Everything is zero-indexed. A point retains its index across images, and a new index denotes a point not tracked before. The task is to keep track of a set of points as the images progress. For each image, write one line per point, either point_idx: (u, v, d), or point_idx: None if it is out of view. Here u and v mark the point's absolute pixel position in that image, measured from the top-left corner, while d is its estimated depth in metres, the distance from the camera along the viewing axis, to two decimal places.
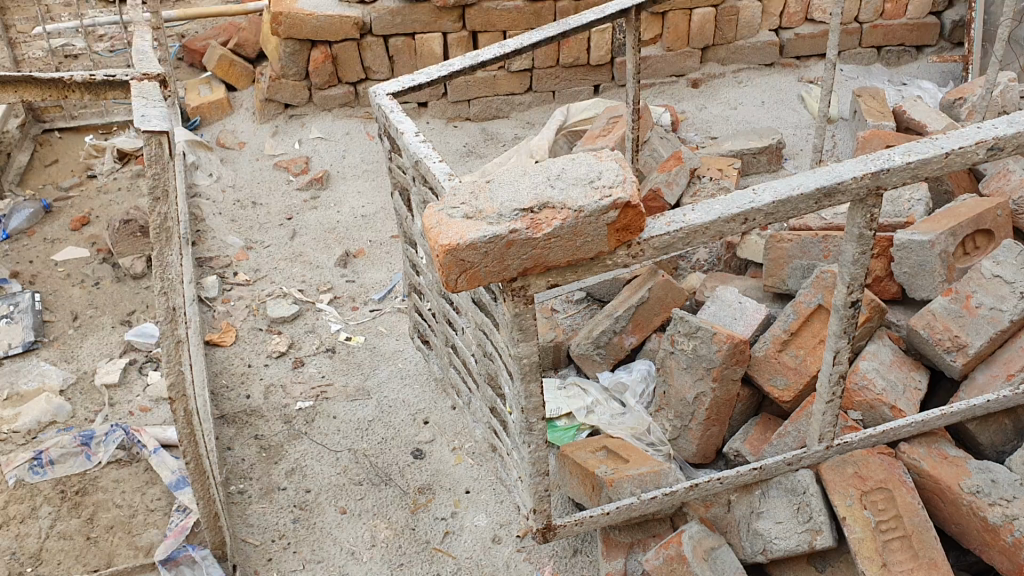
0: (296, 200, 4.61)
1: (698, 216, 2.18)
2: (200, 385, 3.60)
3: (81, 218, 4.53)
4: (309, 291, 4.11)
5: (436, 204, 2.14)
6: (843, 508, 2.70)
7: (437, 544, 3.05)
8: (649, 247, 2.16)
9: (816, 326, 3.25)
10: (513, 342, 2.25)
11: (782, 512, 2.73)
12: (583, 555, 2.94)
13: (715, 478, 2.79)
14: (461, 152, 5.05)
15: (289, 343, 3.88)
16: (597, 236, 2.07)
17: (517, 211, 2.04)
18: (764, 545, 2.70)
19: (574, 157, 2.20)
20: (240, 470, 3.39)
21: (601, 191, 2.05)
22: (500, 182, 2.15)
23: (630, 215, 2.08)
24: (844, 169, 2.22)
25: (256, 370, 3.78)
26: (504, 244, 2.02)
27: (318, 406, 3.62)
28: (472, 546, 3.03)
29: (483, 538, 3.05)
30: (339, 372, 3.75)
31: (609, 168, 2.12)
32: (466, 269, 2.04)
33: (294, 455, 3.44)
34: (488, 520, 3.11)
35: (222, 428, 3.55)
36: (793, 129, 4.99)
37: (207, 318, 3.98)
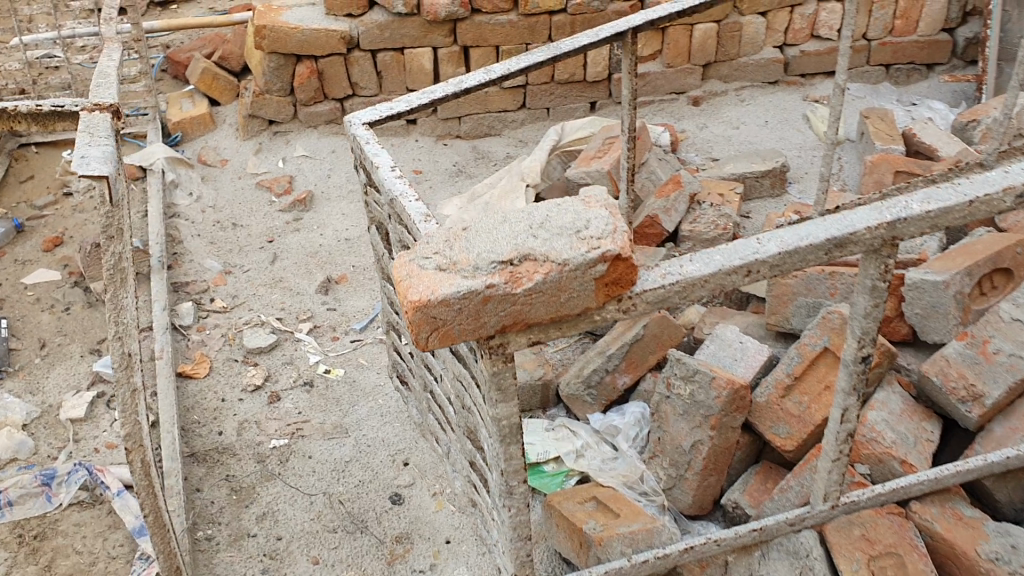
0: (277, 222, 4.43)
1: (696, 269, 1.98)
2: (169, 422, 3.40)
3: (54, 239, 4.34)
4: (288, 319, 3.93)
5: (406, 251, 1.94)
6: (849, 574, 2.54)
7: None
8: (641, 302, 1.96)
9: (821, 370, 3.07)
10: (491, 402, 2.06)
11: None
12: None
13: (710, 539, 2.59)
14: (451, 172, 4.86)
15: (266, 375, 3.69)
16: (583, 291, 1.87)
17: (494, 263, 1.84)
18: None
19: (561, 201, 2.00)
20: (208, 515, 3.19)
21: (588, 242, 1.86)
22: (477, 227, 1.96)
23: (621, 268, 1.88)
24: (857, 217, 2.03)
25: (230, 406, 3.58)
26: (479, 300, 1.83)
27: (293, 444, 3.43)
28: None
29: None
30: (316, 408, 3.56)
31: (599, 214, 1.93)
32: (437, 326, 1.85)
33: (266, 498, 3.24)
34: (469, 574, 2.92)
35: (192, 468, 3.36)
36: (798, 150, 4.79)
37: (181, 347, 3.81)
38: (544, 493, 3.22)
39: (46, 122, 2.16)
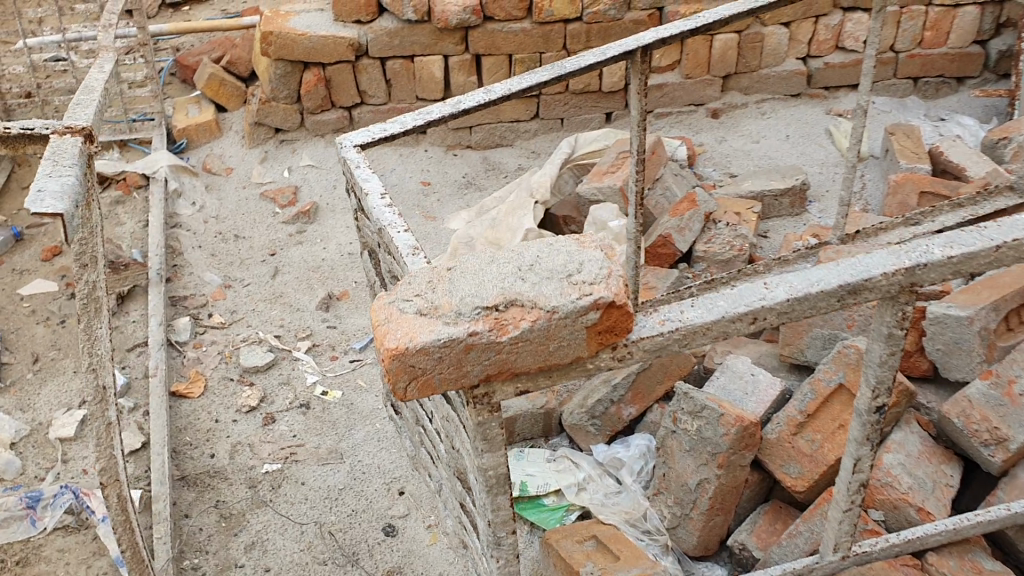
0: (280, 234, 4.35)
1: (697, 315, 1.85)
2: (159, 443, 3.30)
3: (53, 248, 4.26)
4: (286, 337, 3.83)
5: (386, 292, 1.81)
6: None
7: None
8: (638, 350, 1.83)
9: (836, 408, 2.94)
10: (476, 452, 1.93)
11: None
12: None
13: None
14: (460, 183, 4.74)
15: (261, 396, 3.58)
16: (573, 340, 1.74)
17: (478, 309, 1.72)
18: None
19: (553, 241, 1.87)
20: (195, 543, 3.09)
21: (579, 287, 1.73)
22: (463, 268, 1.83)
23: (615, 316, 1.75)
24: (873, 262, 1.88)
25: (223, 427, 3.48)
26: (461, 348, 1.70)
27: (287, 469, 3.32)
28: None
29: None
30: (312, 431, 3.45)
31: (592, 256, 1.80)
32: (416, 376, 1.72)
33: (255, 526, 3.13)
34: None
35: (182, 492, 3.26)
36: (819, 167, 4.62)
37: (176, 364, 3.71)
38: (543, 527, 3.09)
39: (16, 146, 2.07)
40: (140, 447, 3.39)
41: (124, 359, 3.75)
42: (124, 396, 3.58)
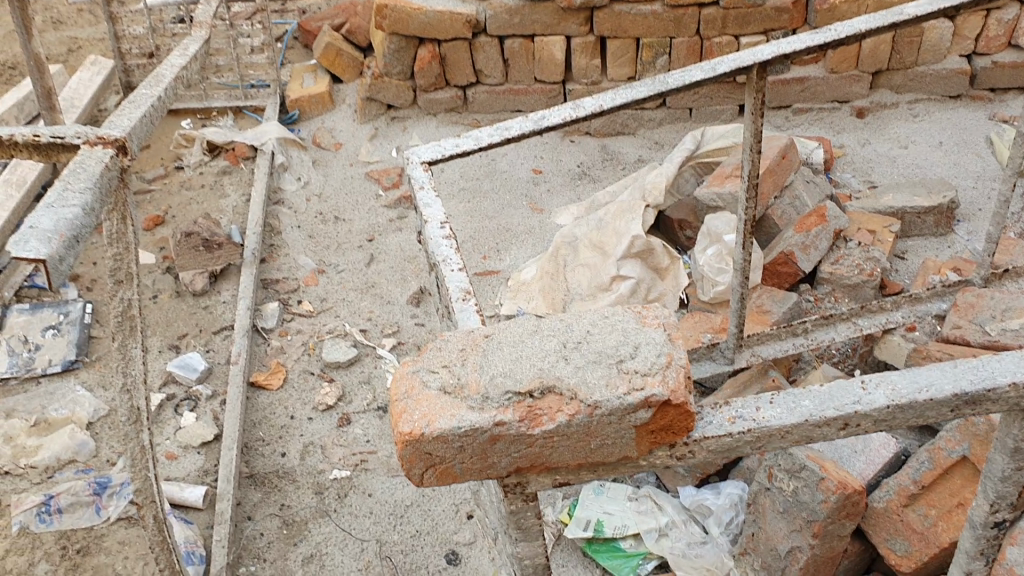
0: (380, 218, 4.27)
1: (776, 415, 1.55)
2: (229, 437, 3.21)
3: (155, 218, 4.27)
4: (372, 332, 3.69)
5: (411, 356, 1.59)
6: None
7: None
8: (701, 449, 1.55)
9: (956, 482, 2.55)
10: (511, 539, 1.70)
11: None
12: None
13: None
14: (574, 173, 4.47)
15: (338, 394, 3.44)
16: (619, 438, 1.48)
17: (509, 394, 1.47)
18: None
19: (611, 312, 1.60)
20: (254, 548, 2.98)
21: (629, 378, 1.46)
22: (503, 334, 1.58)
23: (671, 414, 1.47)
24: (1002, 365, 1.56)
25: (297, 424, 3.36)
26: (486, 438, 1.46)
27: (355, 477, 3.17)
28: None
29: None
30: (385, 437, 3.30)
31: (651, 335, 1.53)
32: (434, 463, 1.49)
33: (317, 537, 3.00)
34: None
35: (248, 491, 3.15)
36: (974, 180, 4.14)
37: (260, 351, 3.63)
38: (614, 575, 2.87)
39: (48, 154, 1.97)
40: (213, 438, 3.32)
41: (209, 340, 3.70)
42: (202, 382, 3.52)
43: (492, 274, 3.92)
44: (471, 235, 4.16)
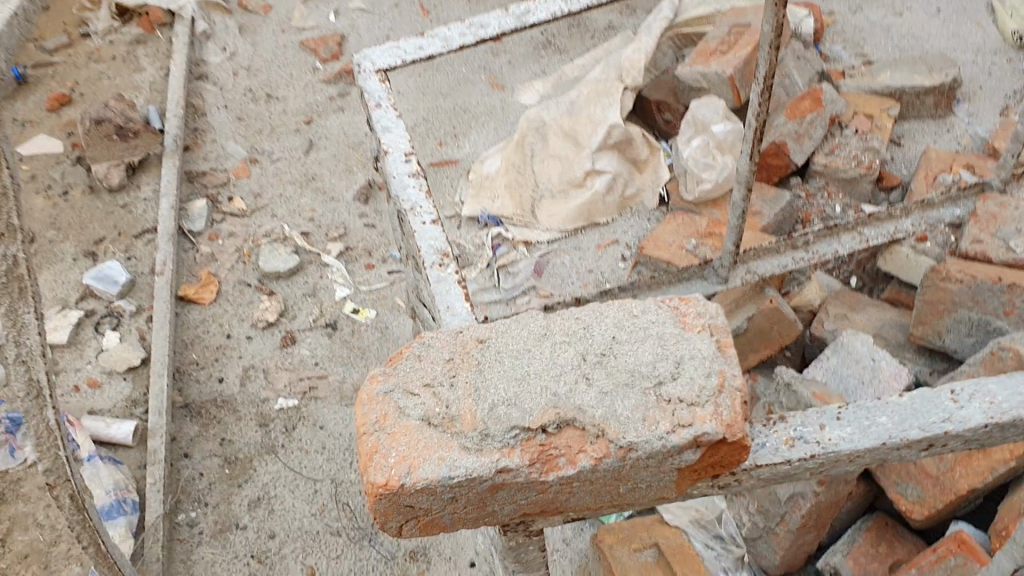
0: (319, 96, 3.80)
1: (847, 437, 1.24)
2: (159, 363, 2.85)
3: (60, 96, 3.76)
4: (315, 236, 3.31)
5: (382, 371, 1.22)
6: None
7: None
8: (750, 478, 1.24)
9: None
10: (506, 569, 1.41)
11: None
12: None
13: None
14: (537, 42, 4.01)
15: (280, 310, 3.09)
16: (655, 481, 1.16)
17: (515, 430, 1.13)
18: None
19: (639, 307, 1.23)
20: (193, 491, 2.68)
21: (672, 411, 1.12)
22: (502, 341, 1.22)
23: (724, 452, 1.14)
24: None
25: (236, 344, 3.02)
26: (485, 488, 1.13)
27: (305, 407, 2.84)
28: None
29: None
30: (336, 359, 2.96)
31: (695, 346, 1.18)
32: (416, 515, 1.17)
33: (263, 477, 2.69)
34: None
35: (184, 424, 2.82)
36: (974, 54, 3.79)
37: (187, 259, 3.25)
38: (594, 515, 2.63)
39: None
40: (140, 363, 2.94)
41: (130, 246, 3.27)
42: (124, 297, 3.11)
43: (450, 165, 3.53)
44: (424, 116, 3.74)
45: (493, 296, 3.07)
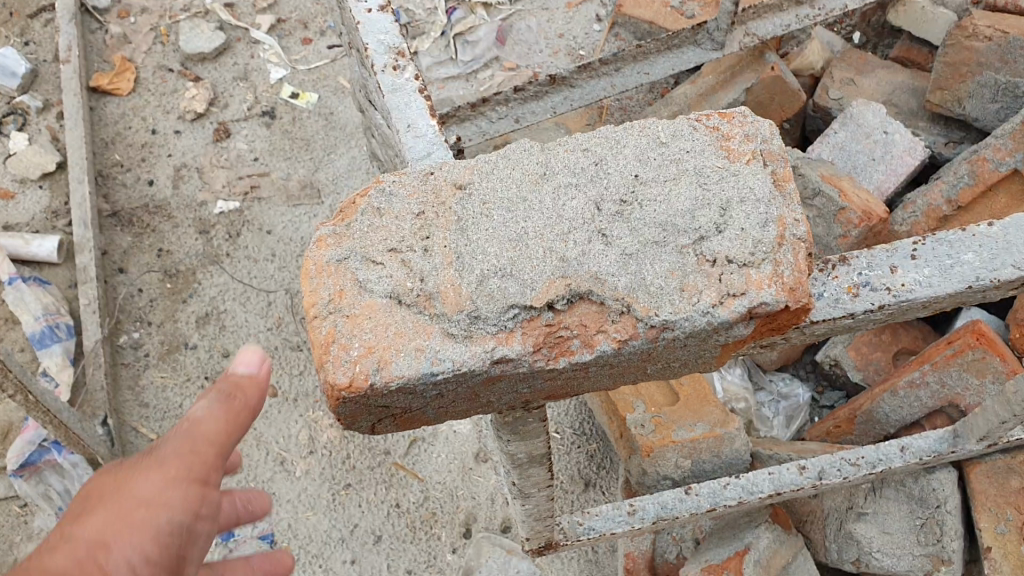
0: None
1: (924, 280, 0.98)
2: (78, 168, 2.50)
3: None
4: (241, 8, 2.92)
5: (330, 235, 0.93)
6: (989, 535, 1.81)
7: (399, 458, 2.16)
8: (803, 336, 1.00)
9: (1000, 201, 2.04)
10: (499, 437, 1.19)
11: (893, 523, 1.85)
12: (596, 492, 2.10)
13: (794, 466, 1.73)
14: None
15: (210, 99, 2.72)
16: (695, 358, 0.91)
17: (512, 309, 0.86)
18: (858, 556, 1.85)
19: (665, 130, 0.94)
20: (133, 309, 2.42)
21: (718, 276, 0.85)
22: (487, 187, 0.93)
23: (783, 320, 0.89)
24: None
25: (164, 141, 2.67)
26: (477, 382, 0.88)
27: (248, 210, 2.54)
28: (447, 466, 2.14)
29: (462, 454, 2.15)
30: (278, 153, 2.63)
31: (744, 184, 0.90)
32: (391, 414, 0.92)
33: (210, 291, 2.43)
34: (472, 425, 2.18)
35: (115, 234, 2.52)
36: None
37: (96, 41, 2.84)
38: None
39: None
40: (56, 168, 2.59)
41: (26, 28, 2.85)
42: (27, 91, 2.72)
43: None
44: None
45: (451, 71, 2.68)
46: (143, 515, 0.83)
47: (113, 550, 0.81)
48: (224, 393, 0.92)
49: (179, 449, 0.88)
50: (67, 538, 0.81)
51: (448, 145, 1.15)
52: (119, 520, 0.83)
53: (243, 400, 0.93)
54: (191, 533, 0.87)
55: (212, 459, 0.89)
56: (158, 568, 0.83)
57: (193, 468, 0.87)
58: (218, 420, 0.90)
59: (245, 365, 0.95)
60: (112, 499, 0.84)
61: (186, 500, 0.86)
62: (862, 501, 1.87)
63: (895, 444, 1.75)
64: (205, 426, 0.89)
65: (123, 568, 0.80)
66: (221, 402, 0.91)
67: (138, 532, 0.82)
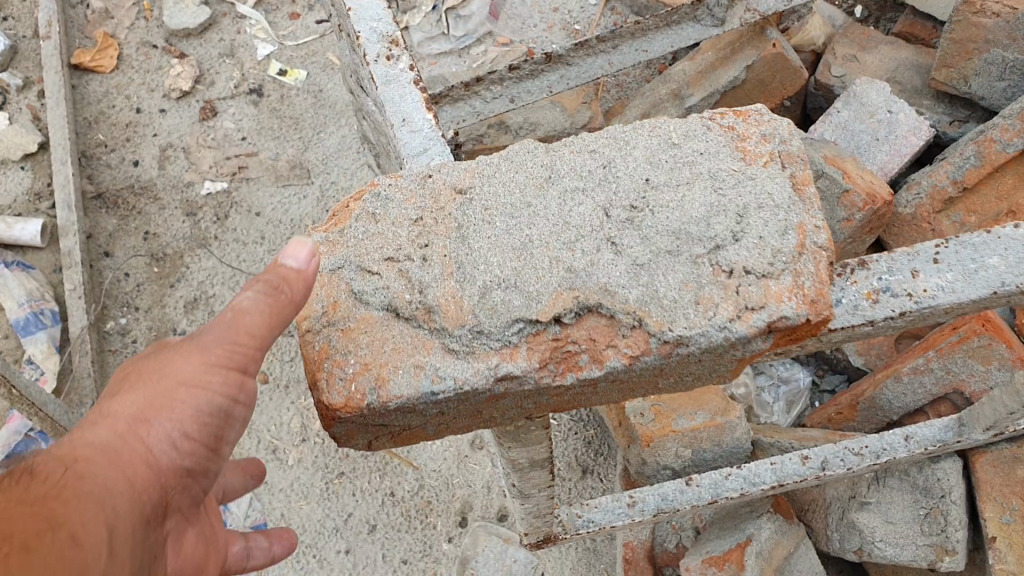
0: None
1: (946, 286, 0.94)
2: (60, 149, 2.43)
3: None
4: None
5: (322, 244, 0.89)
6: (994, 525, 1.66)
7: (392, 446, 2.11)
8: (820, 343, 0.95)
9: (1008, 183, 1.89)
10: (500, 443, 1.15)
11: (897, 513, 1.72)
12: (594, 479, 2.04)
13: (796, 455, 1.56)
14: None
15: (195, 76, 2.64)
16: (710, 373, 0.86)
17: (517, 324, 0.81)
18: (861, 545, 1.73)
19: (677, 129, 0.89)
20: (120, 294, 2.36)
21: (734, 289, 0.80)
22: (489, 192, 0.88)
23: (803, 333, 0.84)
24: None
25: (148, 119, 2.60)
26: (480, 399, 0.83)
27: (236, 191, 2.48)
28: (442, 454, 2.10)
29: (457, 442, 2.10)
30: (266, 132, 2.56)
31: (762, 188, 0.85)
32: (388, 432, 0.87)
33: (197, 275, 2.37)
34: None
35: (100, 216, 2.46)
36: None
37: (78, 16, 2.76)
38: None
39: None
40: (38, 149, 2.52)
41: (4, 4, 2.78)
42: (7, 69, 2.64)
43: None
44: None
45: (443, 47, 2.61)
46: (182, 397, 0.81)
47: (153, 428, 0.79)
48: (272, 283, 0.83)
49: (221, 340, 0.82)
50: (109, 412, 0.79)
51: (445, 140, 1.11)
52: (159, 398, 0.80)
53: (291, 294, 0.83)
54: (228, 417, 0.84)
55: (254, 352, 0.83)
56: (197, 444, 0.82)
57: (233, 360, 0.82)
58: (262, 315, 0.82)
59: (293, 255, 0.83)
60: (154, 378, 0.81)
61: (224, 387, 0.82)
62: (866, 490, 1.74)
63: (900, 432, 1.60)
64: (248, 320, 0.82)
65: (163, 445, 0.79)
66: (266, 297, 0.82)
67: (177, 411, 0.80)
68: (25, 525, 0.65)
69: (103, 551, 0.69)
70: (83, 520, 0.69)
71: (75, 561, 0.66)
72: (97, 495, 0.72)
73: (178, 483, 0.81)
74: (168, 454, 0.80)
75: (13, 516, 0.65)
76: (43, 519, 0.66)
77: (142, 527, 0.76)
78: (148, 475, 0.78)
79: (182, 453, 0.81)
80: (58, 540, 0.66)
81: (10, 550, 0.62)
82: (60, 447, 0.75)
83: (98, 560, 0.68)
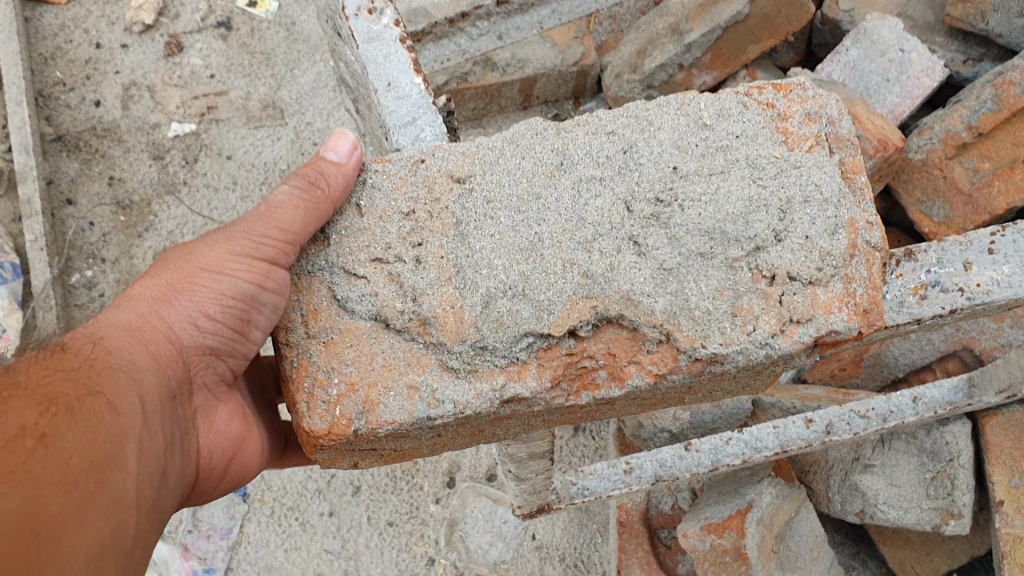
0: None
1: (1003, 279, 0.85)
2: (15, 90, 2.27)
3: None
4: None
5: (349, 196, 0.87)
6: (1002, 488, 1.47)
7: None
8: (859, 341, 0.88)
9: None
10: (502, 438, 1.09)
11: (901, 475, 1.52)
12: (587, 437, 1.86)
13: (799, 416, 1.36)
14: None
15: (159, 8, 2.44)
16: (743, 380, 0.85)
17: (524, 343, 0.81)
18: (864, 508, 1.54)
19: (703, 109, 0.86)
20: (85, 245, 2.24)
21: (770, 301, 0.80)
22: (493, 183, 0.86)
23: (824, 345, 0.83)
24: None
25: (109, 55, 2.42)
26: (483, 421, 0.84)
27: (205, 133, 2.33)
28: None
29: None
30: (236, 69, 2.39)
31: (808, 178, 0.82)
32: (383, 452, 0.88)
33: (168, 225, 2.24)
34: None
35: (61, 160, 2.32)
36: None
37: None
38: None
39: None
40: None
41: None
42: None
43: None
44: None
45: None
46: (203, 282, 0.94)
47: (176, 308, 0.94)
48: (310, 179, 0.85)
49: (253, 231, 0.85)
50: (136, 294, 0.95)
51: (434, 108, 1.08)
52: (184, 281, 0.94)
53: (328, 190, 0.85)
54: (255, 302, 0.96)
55: (284, 245, 0.84)
56: (219, 323, 0.95)
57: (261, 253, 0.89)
58: (296, 210, 0.84)
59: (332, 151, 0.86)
60: (184, 263, 0.95)
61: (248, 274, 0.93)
62: (870, 451, 1.55)
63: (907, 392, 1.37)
64: (282, 215, 0.84)
65: (185, 323, 0.94)
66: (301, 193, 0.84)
67: (198, 294, 0.94)
68: (67, 389, 0.81)
69: (138, 417, 0.84)
70: (116, 389, 0.84)
71: (113, 425, 0.81)
72: (126, 368, 0.88)
73: (201, 356, 0.96)
74: (188, 332, 0.94)
75: (58, 380, 0.81)
76: (83, 386, 0.82)
77: (167, 393, 0.92)
78: (168, 349, 0.93)
79: (203, 331, 0.95)
80: (96, 404, 0.81)
81: (57, 412, 0.78)
82: (95, 323, 0.91)
83: (133, 425, 0.83)
